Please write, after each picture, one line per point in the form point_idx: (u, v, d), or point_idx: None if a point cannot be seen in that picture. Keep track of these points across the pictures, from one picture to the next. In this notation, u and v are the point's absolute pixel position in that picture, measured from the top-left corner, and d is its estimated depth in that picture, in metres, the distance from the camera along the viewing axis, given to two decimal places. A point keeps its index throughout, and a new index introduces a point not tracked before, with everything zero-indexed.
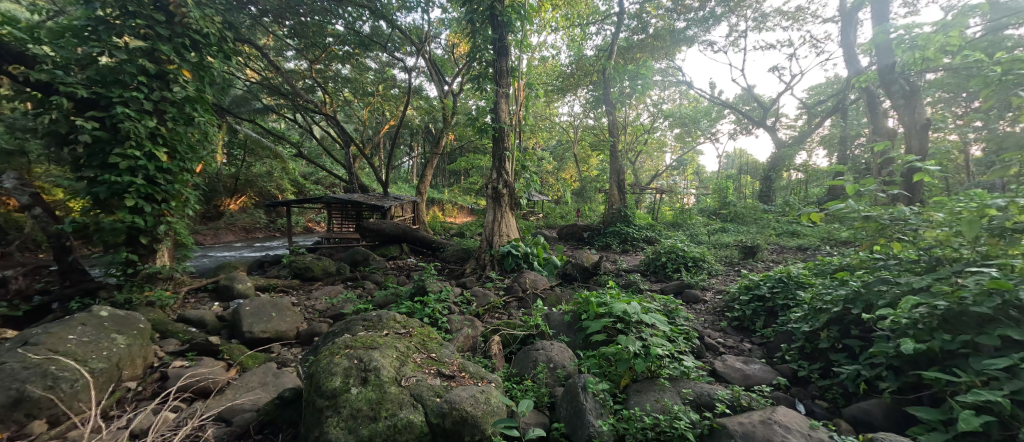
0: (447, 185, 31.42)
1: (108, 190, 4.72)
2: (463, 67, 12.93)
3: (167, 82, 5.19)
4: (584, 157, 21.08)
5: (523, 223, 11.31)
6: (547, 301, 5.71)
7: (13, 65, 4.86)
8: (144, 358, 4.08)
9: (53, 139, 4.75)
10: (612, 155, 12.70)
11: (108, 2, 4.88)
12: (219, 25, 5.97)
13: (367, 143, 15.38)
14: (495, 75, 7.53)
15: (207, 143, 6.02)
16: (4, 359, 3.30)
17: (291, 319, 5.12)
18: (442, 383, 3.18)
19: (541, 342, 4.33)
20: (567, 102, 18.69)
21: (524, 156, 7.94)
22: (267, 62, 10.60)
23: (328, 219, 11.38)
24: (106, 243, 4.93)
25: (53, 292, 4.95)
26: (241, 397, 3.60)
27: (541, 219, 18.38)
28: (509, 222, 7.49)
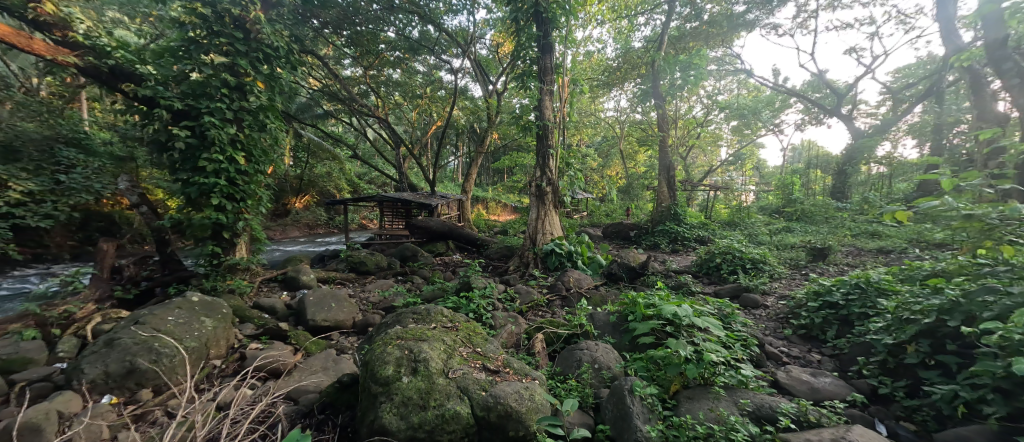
0: (492, 183, 31.92)
1: (198, 190, 5.37)
2: (507, 66, 13.05)
3: (245, 93, 5.77)
4: (630, 153, 20.36)
5: (567, 222, 11.20)
6: (591, 301, 5.62)
7: (126, 83, 5.71)
8: (227, 340, 4.59)
9: (156, 146, 5.49)
10: (661, 151, 12.17)
11: (197, 23, 5.51)
12: (287, 39, 6.53)
13: (417, 143, 16.05)
14: (539, 72, 7.53)
15: (277, 147, 6.61)
16: (121, 334, 3.89)
17: (348, 309, 5.50)
18: (487, 377, 3.25)
19: (586, 342, 4.27)
20: (613, 97, 18.18)
21: (568, 154, 7.88)
22: (327, 70, 11.39)
23: (381, 217, 12.01)
24: (197, 237, 5.58)
25: (156, 279, 5.74)
26: (306, 379, 3.94)
27: (586, 217, 18.07)
28: (553, 220, 7.46)
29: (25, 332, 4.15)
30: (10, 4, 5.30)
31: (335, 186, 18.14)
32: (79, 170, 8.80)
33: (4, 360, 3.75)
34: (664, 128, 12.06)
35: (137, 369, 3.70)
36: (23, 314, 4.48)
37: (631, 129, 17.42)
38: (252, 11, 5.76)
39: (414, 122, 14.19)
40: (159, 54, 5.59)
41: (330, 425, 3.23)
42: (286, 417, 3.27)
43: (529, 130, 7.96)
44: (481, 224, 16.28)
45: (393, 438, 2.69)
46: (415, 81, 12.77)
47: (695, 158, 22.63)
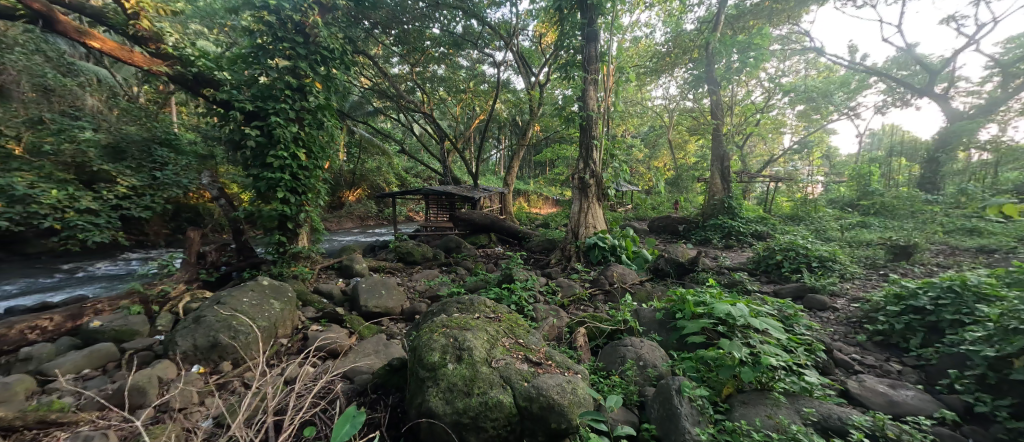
0: (533, 176, 31.91)
1: (267, 185, 5.89)
2: (550, 57, 12.86)
3: (305, 94, 6.23)
4: (680, 143, 19.30)
5: (611, 215, 10.90)
6: (636, 297, 5.46)
7: (206, 88, 6.41)
8: (292, 321, 5.02)
9: (231, 145, 6.10)
10: (714, 140, 11.41)
11: (264, 30, 5.99)
12: (341, 41, 6.91)
13: (462, 137, 16.37)
14: (583, 62, 7.39)
15: (333, 144, 7.07)
16: (206, 312, 4.40)
17: (398, 297, 5.81)
18: (530, 368, 3.28)
19: (630, 338, 4.17)
20: (661, 84, 17.34)
21: (613, 145, 7.64)
22: (377, 69, 11.90)
23: (427, 209, 12.44)
24: (266, 227, 6.14)
25: (233, 264, 6.41)
26: (361, 361, 4.23)
27: (631, 211, 17.51)
28: (596, 214, 7.32)
29: (132, 307, 4.84)
30: (115, 22, 6.05)
31: (384, 180, 18.99)
32: (168, 167, 10.05)
33: (117, 330, 4.41)
34: (718, 115, 11.27)
35: (219, 344, 4.18)
36: (130, 292, 5.21)
37: (681, 118, 16.44)
38: (311, 16, 6.16)
39: (458, 117, 14.44)
40: (233, 61, 6.16)
41: (381, 404, 3.45)
42: (344, 395, 3.53)
43: (572, 122, 7.84)
44: (523, 217, 16.37)
45: (440, 421, 2.82)
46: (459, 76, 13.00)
47: (753, 147, 21.02)
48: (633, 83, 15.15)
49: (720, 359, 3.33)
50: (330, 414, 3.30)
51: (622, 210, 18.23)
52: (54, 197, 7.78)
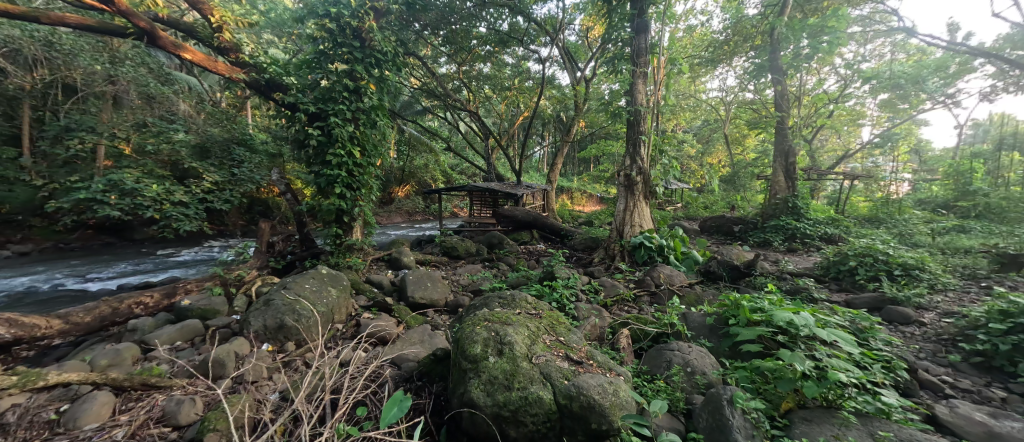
0: (577, 174, 31.46)
1: (326, 180, 6.36)
2: (597, 51, 12.55)
3: (361, 95, 6.62)
4: (737, 138, 17.98)
5: (659, 214, 10.45)
6: (684, 300, 5.21)
7: (276, 92, 7.02)
8: (346, 308, 5.39)
9: (297, 144, 6.65)
10: (778, 135, 10.49)
11: (326, 37, 6.43)
12: (393, 43, 7.24)
13: (506, 134, 16.50)
14: (632, 55, 7.15)
15: (385, 142, 7.46)
16: (274, 296, 4.85)
17: (442, 290, 6.02)
18: (570, 367, 3.26)
19: (677, 343, 3.99)
20: (717, 75, 16.24)
21: (662, 140, 7.30)
22: (426, 70, 12.28)
23: (472, 205, 12.70)
24: (325, 220, 6.64)
25: (297, 254, 7.00)
26: (407, 348, 4.44)
27: (680, 210, 16.66)
28: (643, 212, 7.07)
29: (214, 288, 5.46)
30: (203, 36, 6.77)
31: (431, 176, 19.68)
32: (244, 165, 11.17)
33: (203, 309, 5.00)
34: (782, 107, 10.37)
35: (285, 326, 4.60)
36: (212, 275, 5.88)
37: (739, 110, 15.27)
38: (367, 21, 6.51)
39: (503, 114, 14.54)
40: (299, 66, 6.68)
41: (426, 392, 3.60)
42: (392, 380, 3.74)
43: (619, 117, 7.61)
44: (567, 214, 16.22)
45: (481, 412, 2.90)
46: (504, 73, 13.12)
47: (824, 142, 19.11)
48: (686, 75, 14.33)
49: (779, 370, 3.08)
50: (379, 397, 3.52)
51: (670, 209, 17.43)
52: (153, 191, 8.96)
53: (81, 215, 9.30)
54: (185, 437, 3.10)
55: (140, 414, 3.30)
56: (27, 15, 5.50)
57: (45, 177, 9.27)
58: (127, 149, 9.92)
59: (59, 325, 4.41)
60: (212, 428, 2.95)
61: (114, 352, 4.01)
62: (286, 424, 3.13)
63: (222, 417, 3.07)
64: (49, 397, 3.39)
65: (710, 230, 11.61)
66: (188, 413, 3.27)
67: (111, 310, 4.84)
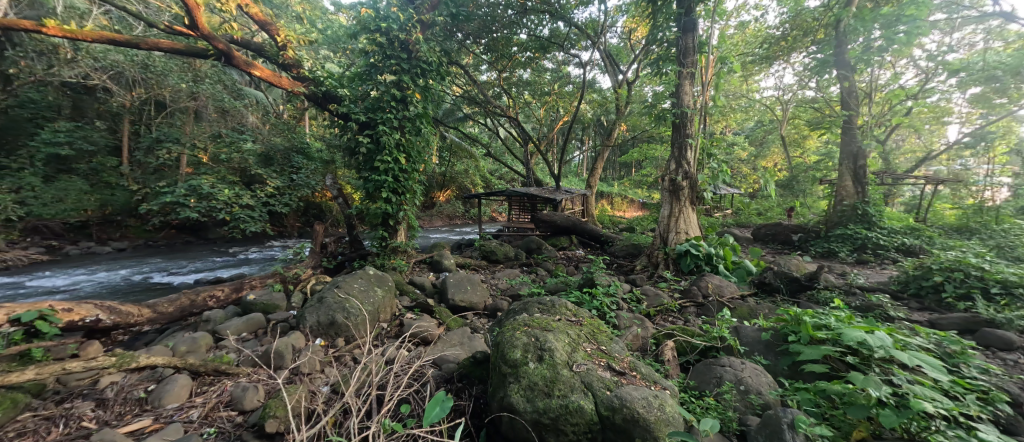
0: (618, 179, 30.75)
1: (374, 185, 6.71)
2: (641, 52, 12.21)
3: (407, 104, 6.93)
4: (795, 139, 16.65)
5: (706, 221, 9.91)
6: (734, 313, 4.89)
7: (332, 104, 7.54)
8: (391, 308, 5.61)
9: (349, 151, 7.09)
10: (844, 135, 9.61)
11: (376, 50, 6.82)
12: (438, 53, 7.52)
13: (546, 139, 16.48)
14: (678, 55, 6.92)
15: (429, 148, 7.74)
16: (327, 293, 5.17)
17: (481, 293, 6.12)
18: (612, 377, 3.17)
19: (728, 358, 3.74)
20: (773, 73, 15.15)
21: (711, 143, 6.94)
22: (467, 78, 12.56)
23: (511, 210, 12.78)
24: (373, 223, 6.99)
25: (347, 255, 7.42)
26: (448, 350, 4.53)
27: (730, 217, 15.68)
28: (689, 219, 6.77)
29: (275, 285, 5.93)
30: (270, 54, 7.41)
31: (472, 182, 20.09)
32: (302, 171, 12.03)
33: (265, 304, 5.44)
34: (850, 105, 9.51)
35: (336, 322, 4.88)
36: (274, 272, 6.40)
37: (798, 109, 14.14)
38: (414, 33, 6.83)
39: (542, 119, 14.55)
40: (351, 78, 7.11)
41: (466, 393, 3.66)
42: (433, 380, 3.83)
43: (664, 120, 7.35)
44: (608, 220, 15.85)
45: (520, 418, 2.88)
46: (544, 78, 13.18)
47: (901, 142, 17.19)
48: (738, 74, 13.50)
49: (849, 394, 2.79)
50: (422, 395, 3.62)
51: (718, 215, 16.49)
52: (226, 195, 9.91)
53: (168, 217, 10.49)
54: (250, 420, 3.38)
55: (212, 398, 3.64)
56: (129, 42, 6.32)
57: (140, 183, 10.59)
58: (205, 157, 11.06)
59: (149, 313, 5.00)
60: (272, 415, 3.17)
61: (192, 340, 4.46)
62: (336, 416, 3.30)
63: (282, 405, 3.30)
64: (139, 377, 3.84)
65: (765, 239, 10.82)
66: (252, 400, 3.57)
67: (189, 302, 5.43)
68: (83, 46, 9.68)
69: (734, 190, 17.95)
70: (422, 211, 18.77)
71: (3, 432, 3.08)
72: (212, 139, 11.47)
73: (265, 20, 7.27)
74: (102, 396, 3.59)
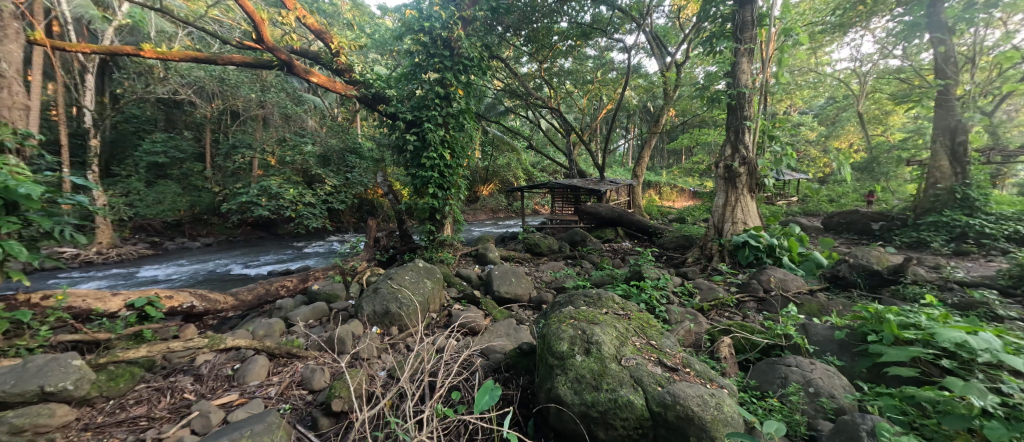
0: (667, 167, 29.37)
1: (421, 181, 6.98)
2: (690, 31, 11.46)
3: (450, 100, 7.09)
4: (875, 117, 14.79)
5: (767, 210, 9.17)
6: (801, 309, 4.48)
7: (381, 104, 7.89)
8: (439, 300, 5.83)
9: (398, 149, 7.41)
10: (938, 108, 8.37)
11: (421, 50, 7.03)
12: (480, 48, 7.60)
13: (589, 128, 16.08)
14: (734, 31, 6.46)
15: (473, 143, 7.88)
16: (381, 284, 5.48)
17: (526, 285, 6.18)
18: (664, 373, 3.05)
19: (794, 357, 3.44)
20: (848, 42, 13.50)
21: (774, 125, 6.38)
22: (508, 71, 12.50)
23: (554, 203, 12.66)
24: (421, 217, 7.28)
25: (398, 248, 7.81)
26: (494, 340, 4.62)
27: (795, 206, 14.35)
28: (747, 207, 6.40)
29: (336, 277, 6.41)
30: (325, 60, 7.90)
31: (514, 175, 20.18)
32: (356, 170, 12.80)
33: (327, 294, 5.89)
34: (946, 73, 8.24)
35: (390, 312, 5.15)
36: (334, 265, 6.92)
37: (878, 82, 12.50)
38: (456, 30, 6.96)
39: (585, 109, 14.21)
40: (399, 79, 7.41)
41: (513, 383, 3.72)
42: (482, 368, 3.92)
43: (718, 103, 6.87)
44: (656, 210, 15.21)
45: (568, 410, 2.87)
46: (586, 66, 12.88)
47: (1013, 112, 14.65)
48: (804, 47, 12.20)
49: (945, 403, 2.45)
50: (471, 384, 3.73)
51: (780, 203, 15.25)
52: (291, 194, 10.81)
53: (245, 215, 11.64)
54: (318, 400, 3.69)
55: (286, 378, 4.04)
56: (208, 59, 7.03)
57: (221, 185, 11.89)
58: (273, 160, 12.10)
59: (232, 301, 5.63)
60: (337, 395, 3.43)
61: (267, 325, 4.95)
62: (393, 399, 3.50)
63: (345, 387, 3.54)
64: (227, 356, 4.33)
65: (837, 229, 9.80)
66: (320, 380, 3.90)
67: (265, 291, 6.06)
68: (172, 65, 10.91)
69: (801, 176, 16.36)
70: (467, 205, 19.25)
71: (126, 400, 3.64)
72: (279, 143, 12.51)
73: (321, 29, 7.73)
74: (198, 372, 4.10)
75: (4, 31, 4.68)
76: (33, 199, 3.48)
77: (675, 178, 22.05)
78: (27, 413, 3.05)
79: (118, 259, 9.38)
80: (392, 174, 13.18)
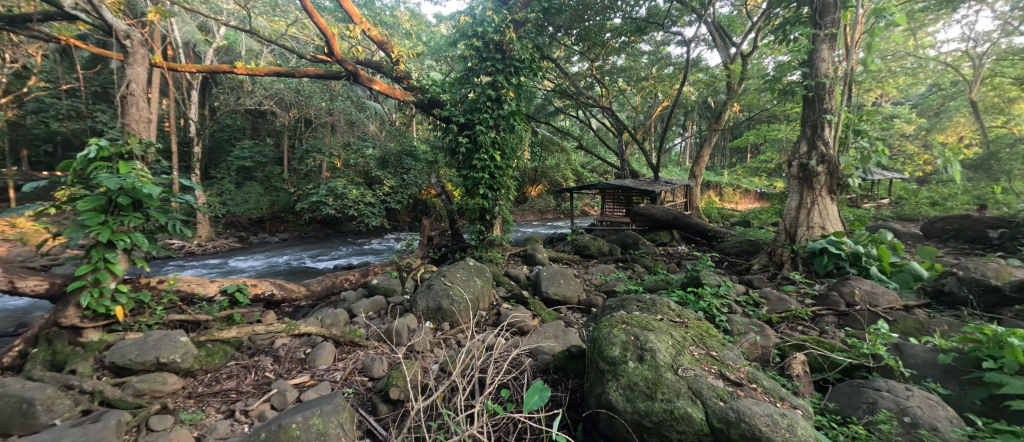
0: (730, 167, 27.40)
1: (472, 182, 7.16)
2: (759, 18, 10.51)
3: (501, 103, 7.18)
4: (992, 106, 12.57)
5: (849, 214, 8.17)
6: (894, 327, 3.91)
7: (436, 108, 8.20)
8: (488, 299, 5.93)
9: (451, 151, 7.66)
10: None
11: (474, 54, 7.21)
12: (531, 50, 7.62)
13: (643, 126, 15.45)
14: (813, 14, 5.83)
15: (522, 145, 7.92)
16: (434, 281, 5.70)
17: (575, 288, 6.09)
18: (726, 387, 2.82)
19: (884, 381, 3.02)
20: (958, 20, 11.59)
21: (860, 118, 5.66)
22: (558, 71, 12.37)
23: (604, 204, 12.32)
24: (472, 217, 7.45)
25: (450, 247, 8.08)
26: (543, 341, 4.59)
27: (884, 212, 12.64)
28: (826, 211, 5.74)
29: (393, 272, 6.79)
30: (385, 69, 8.39)
31: (563, 175, 20.03)
32: (412, 172, 13.47)
33: (385, 288, 6.25)
34: None
35: (442, 308, 5.34)
36: (391, 262, 7.34)
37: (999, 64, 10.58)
38: (507, 34, 7.04)
39: (639, 107, 13.67)
40: (452, 84, 7.66)
41: (562, 386, 3.67)
42: (531, 369, 3.91)
43: (791, 96, 6.23)
44: (716, 213, 14.24)
45: (620, 417, 2.77)
46: (640, 63, 12.43)
47: None
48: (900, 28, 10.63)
49: None
50: (520, 383, 3.74)
51: (864, 206, 13.62)
52: (354, 195, 11.80)
53: (315, 213, 12.73)
54: (377, 387, 3.93)
55: (350, 364, 4.36)
56: (286, 73, 7.77)
57: (296, 186, 13.13)
58: (340, 163, 13.11)
59: (304, 292, 6.20)
60: (394, 384, 3.62)
61: (334, 315, 5.37)
62: (445, 392, 3.62)
63: (401, 377, 3.72)
64: (300, 341, 4.75)
65: (937, 238, 8.50)
66: (379, 369, 4.15)
67: (331, 283, 6.60)
68: (258, 80, 12.20)
69: (893, 175, 14.44)
70: (516, 206, 19.47)
71: (218, 374, 4.13)
72: (344, 147, 13.55)
73: (382, 40, 8.23)
74: (277, 354, 4.55)
75: (132, 57, 5.61)
76: (152, 198, 4.12)
77: (738, 178, 20.59)
78: (147, 379, 3.65)
79: (214, 250, 10.73)
80: (445, 175, 13.67)
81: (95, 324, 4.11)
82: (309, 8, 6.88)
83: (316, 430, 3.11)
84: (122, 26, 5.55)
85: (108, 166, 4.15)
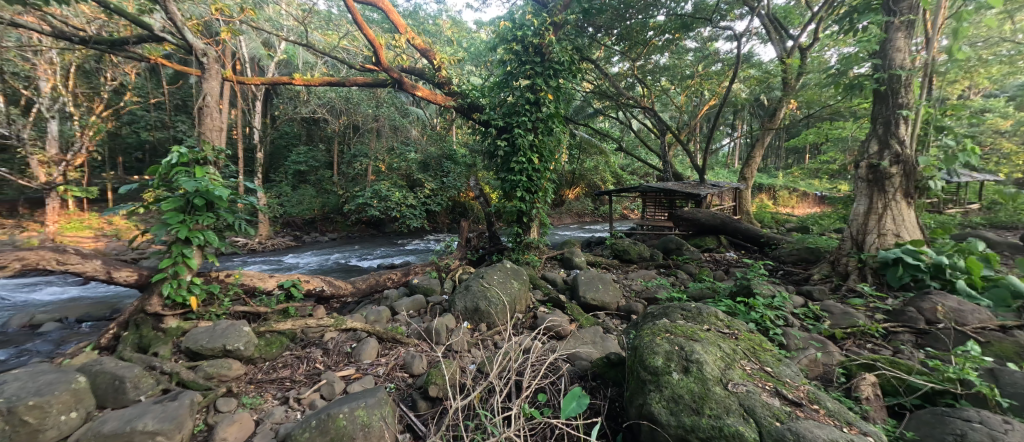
0: (786, 168, 25.49)
1: (511, 185, 7.20)
2: (820, 8, 9.71)
3: (540, 105, 7.16)
4: None
5: (927, 220, 7.29)
6: (988, 350, 3.41)
7: (475, 112, 8.34)
8: (525, 301, 5.91)
9: (489, 154, 7.74)
10: None
11: (513, 58, 7.27)
12: (569, 51, 7.54)
13: (687, 126, 14.79)
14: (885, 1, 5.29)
15: (560, 148, 7.86)
16: (472, 282, 5.77)
17: (614, 293, 5.90)
18: (783, 406, 2.60)
19: (975, 410, 2.64)
20: None
21: (943, 114, 5.05)
22: (598, 72, 12.13)
23: (646, 207, 11.89)
24: (509, 220, 7.48)
25: (488, 249, 8.16)
26: (580, 347, 4.49)
27: (969, 218, 11.17)
28: (901, 217, 5.15)
29: (433, 272, 6.96)
30: (428, 75, 8.67)
31: (602, 178, 19.62)
32: (451, 175, 13.76)
33: (425, 288, 6.42)
34: None
35: (480, 309, 5.39)
36: (431, 262, 7.54)
37: None
38: (547, 36, 7.04)
39: (683, 106, 13.08)
40: (491, 88, 7.76)
41: (600, 394, 3.56)
42: (568, 374, 3.83)
43: (858, 90, 5.69)
44: (768, 218, 13.30)
45: (663, 431, 2.63)
46: (684, 60, 11.95)
47: None
48: (994, 11, 9.34)
49: None
50: (557, 388, 3.67)
51: (947, 211, 12.10)
52: (397, 197, 12.31)
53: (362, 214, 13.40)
54: (416, 384, 4.03)
55: (392, 360, 4.52)
56: (338, 82, 8.25)
57: (345, 189, 13.90)
58: (384, 166, 13.71)
59: (351, 289, 6.52)
60: (433, 381, 3.69)
61: (377, 312, 5.59)
62: (483, 393, 3.63)
63: (440, 375, 3.79)
64: (346, 336, 4.98)
65: None
66: (419, 366, 4.27)
67: (375, 281, 6.89)
68: (313, 89, 13.12)
69: (983, 177, 12.72)
70: (554, 208, 19.31)
71: (275, 362, 4.43)
72: (388, 152, 14.15)
73: (425, 48, 8.52)
74: (326, 347, 4.80)
75: (207, 71, 6.21)
76: (222, 199, 4.53)
77: (794, 181, 19.11)
78: (215, 364, 4.01)
79: (272, 248, 11.61)
80: (483, 178, 13.88)
81: (174, 312, 4.58)
82: (359, 20, 7.28)
83: (361, 421, 3.24)
84: (200, 44, 6.18)
85: (187, 170, 4.61)
